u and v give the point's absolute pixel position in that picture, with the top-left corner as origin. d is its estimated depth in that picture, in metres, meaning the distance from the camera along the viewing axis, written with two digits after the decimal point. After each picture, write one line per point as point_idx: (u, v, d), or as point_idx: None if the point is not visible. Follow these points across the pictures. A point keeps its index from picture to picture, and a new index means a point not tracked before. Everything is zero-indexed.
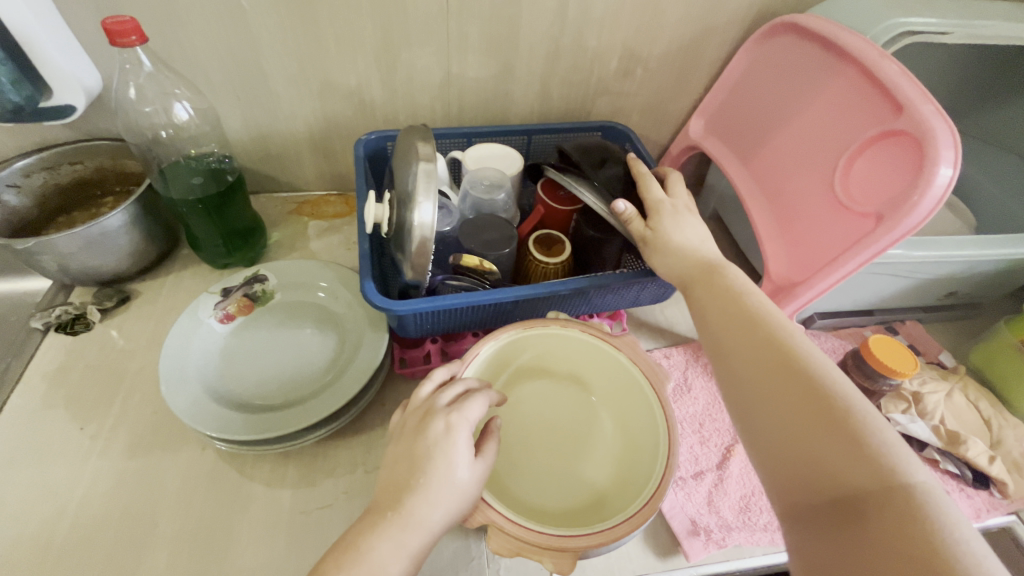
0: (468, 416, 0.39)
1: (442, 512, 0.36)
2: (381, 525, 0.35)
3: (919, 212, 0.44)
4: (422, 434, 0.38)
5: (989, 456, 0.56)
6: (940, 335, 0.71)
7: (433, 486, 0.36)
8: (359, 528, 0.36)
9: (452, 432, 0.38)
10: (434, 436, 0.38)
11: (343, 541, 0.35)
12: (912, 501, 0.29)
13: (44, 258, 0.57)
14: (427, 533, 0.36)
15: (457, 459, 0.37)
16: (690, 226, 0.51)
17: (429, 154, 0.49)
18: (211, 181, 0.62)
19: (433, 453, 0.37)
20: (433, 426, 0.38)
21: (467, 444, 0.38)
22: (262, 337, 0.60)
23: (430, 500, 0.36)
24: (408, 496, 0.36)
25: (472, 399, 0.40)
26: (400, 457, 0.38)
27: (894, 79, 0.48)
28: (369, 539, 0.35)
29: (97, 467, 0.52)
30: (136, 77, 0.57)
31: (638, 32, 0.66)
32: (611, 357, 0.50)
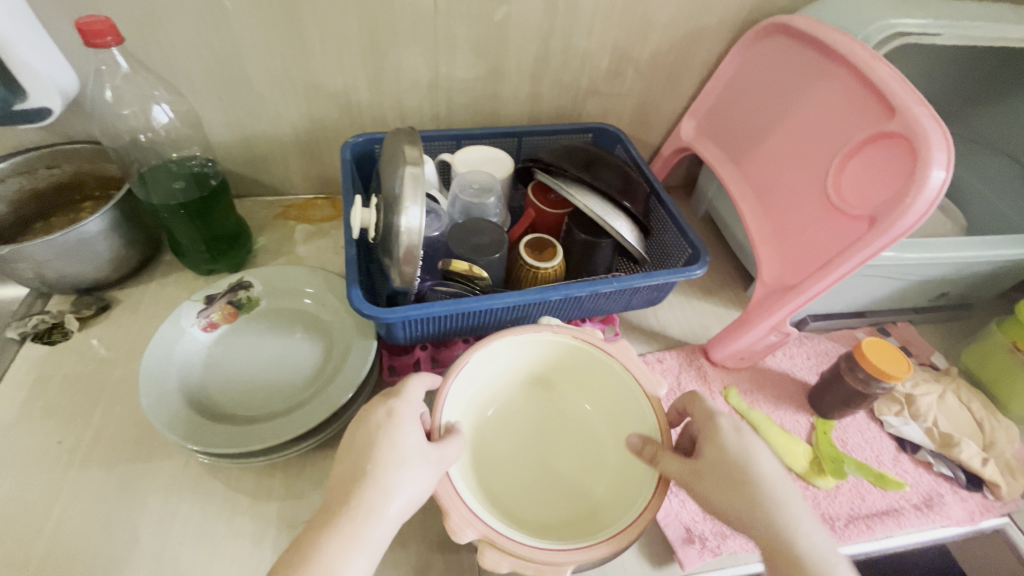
0: (409, 400, 0.42)
1: (397, 500, 0.37)
2: (334, 520, 0.36)
3: (913, 215, 0.44)
4: (366, 421, 0.40)
5: (982, 458, 0.55)
6: (932, 336, 0.71)
7: (382, 471, 0.37)
8: (315, 527, 0.36)
9: (393, 415, 0.40)
10: (377, 422, 0.40)
11: (299, 541, 0.36)
12: None
13: (19, 266, 0.55)
14: (383, 521, 0.36)
15: (405, 442, 0.39)
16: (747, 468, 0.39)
17: (416, 158, 0.48)
18: (193, 185, 0.60)
19: (382, 441, 0.39)
20: (374, 414, 0.41)
21: (410, 424, 0.40)
22: (246, 345, 0.58)
23: (381, 486, 0.37)
24: (358, 486, 0.37)
25: (412, 384, 0.43)
26: (350, 449, 0.39)
27: (885, 81, 0.48)
28: (323, 537, 0.35)
29: (75, 481, 0.50)
30: (112, 78, 0.56)
31: (629, 33, 0.66)
32: (604, 364, 0.49)
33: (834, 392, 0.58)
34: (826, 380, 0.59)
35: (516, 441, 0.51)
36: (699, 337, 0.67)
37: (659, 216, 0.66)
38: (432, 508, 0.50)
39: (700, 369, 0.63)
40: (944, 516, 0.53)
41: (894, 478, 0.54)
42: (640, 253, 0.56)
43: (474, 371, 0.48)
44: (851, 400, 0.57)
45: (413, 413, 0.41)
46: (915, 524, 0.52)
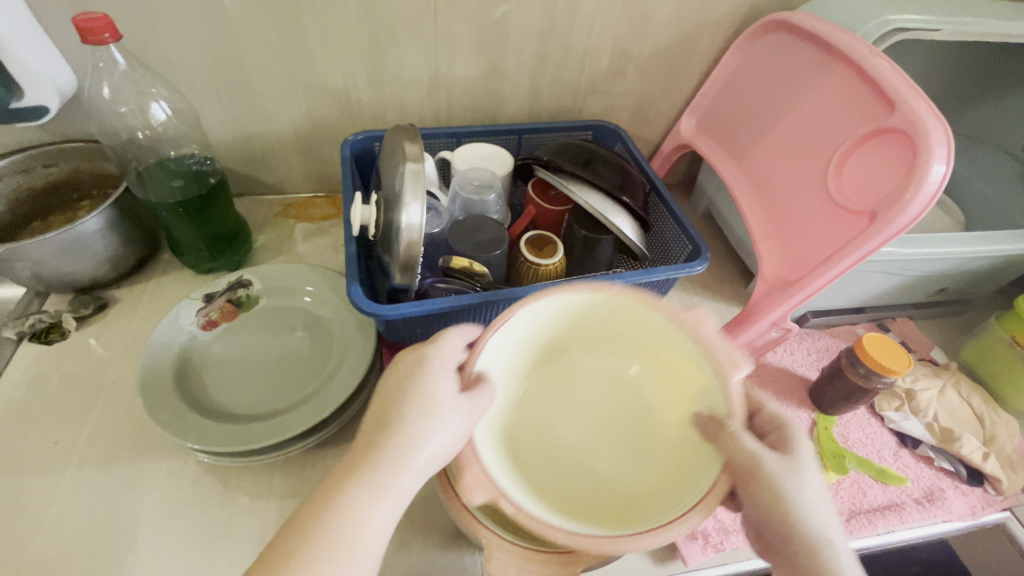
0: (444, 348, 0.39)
1: (424, 451, 0.34)
2: (357, 468, 0.33)
3: (913, 210, 0.44)
4: (396, 368, 0.38)
5: (983, 452, 0.56)
6: (931, 332, 0.71)
7: (410, 419, 0.35)
8: (337, 476, 0.33)
9: (426, 362, 0.38)
10: (409, 368, 0.38)
11: (318, 492, 0.32)
12: None
13: (16, 264, 0.54)
14: (412, 472, 0.34)
15: (437, 393, 0.36)
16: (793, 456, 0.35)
17: (417, 154, 0.48)
18: (192, 183, 0.60)
19: (416, 389, 0.36)
20: (405, 362, 0.38)
21: (444, 374, 0.37)
22: (246, 344, 0.58)
23: (409, 435, 0.34)
24: (385, 435, 0.34)
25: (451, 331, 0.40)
26: (382, 394, 0.37)
27: (886, 76, 0.48)
28: (347, 486, 0.32)
29: (73, 480, 0.50)
30: (110, 75, 0.55)
31: (629, 31, 0.66)
32: (670, 331, 0.41)
33: (834, 388, 0.58)
34: (826, 375, 0.59)
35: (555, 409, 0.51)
36: None
37: (659, 213, 0.66)
38: (434, 505, 0.50)
39: None
40: (946, 511, 0.53)
41: (894, 473, 0.54)
42: (641, 249, 0.56)
43: (507, 343, 0.42)
44: (853, 396, 0.57)
45: (447, 363, 0.38)
46: (917, 519, 0.52)
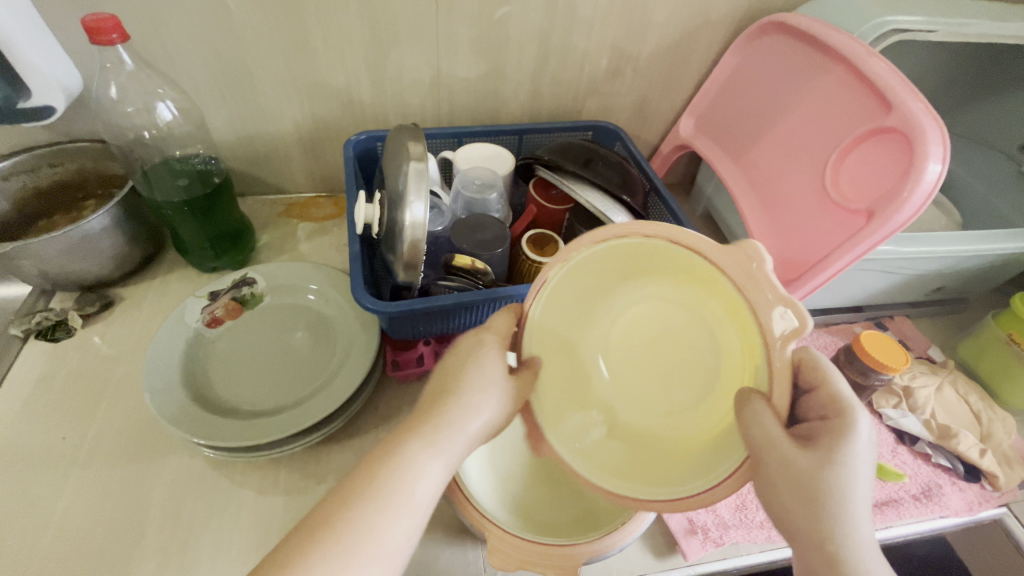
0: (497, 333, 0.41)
1: (477, 419, 0.37)
2: (416, 429, 0.35)
3: (909, 209, 0.44)
4: (455, 349, 0.40)
5: (980, 448, 0.56)
6: (928, 330, 0.71)
7: (468, 390, 0.37)
8: (397, 434, 0.35)
9: (482, 344, 0.40)
10: (467, 349, 0.40)
11: (380, 447, 0.34)
12: None
13: (23, 262, 0.55)
14: (464, 437, 0.36)
15: (492, 368, 0.39)
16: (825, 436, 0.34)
17: (420, 153, 0.48)
18: (197, 183, 0.60)
19: (473, 364, 0.39)
20: (464, 343, 0.41)
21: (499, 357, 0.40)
22: (250, 342, 0.58)
23: (467, 404, 0.37)
24: (441, 402, 0.37)
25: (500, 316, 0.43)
26: (440, 371, 0.39)
27: (882, 77, 0.49)
28: (406, 442, 0.34)
29: (80, 476, 0.50)
30: (117, 75, 0.56)
31: (628, 32, 0.67)
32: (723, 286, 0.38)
33: None
34: None
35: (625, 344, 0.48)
36: None
37: (659, 213, 0.67)
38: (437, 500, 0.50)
39: None
40: (943, 506, 0.53)
41: (891, 469, 0.55)
42: None
43: (558, 294, 0.43)
44: (850, 393, 0.58)
45: (500, 342, 0.40)
46: (914, 514, 0.52)
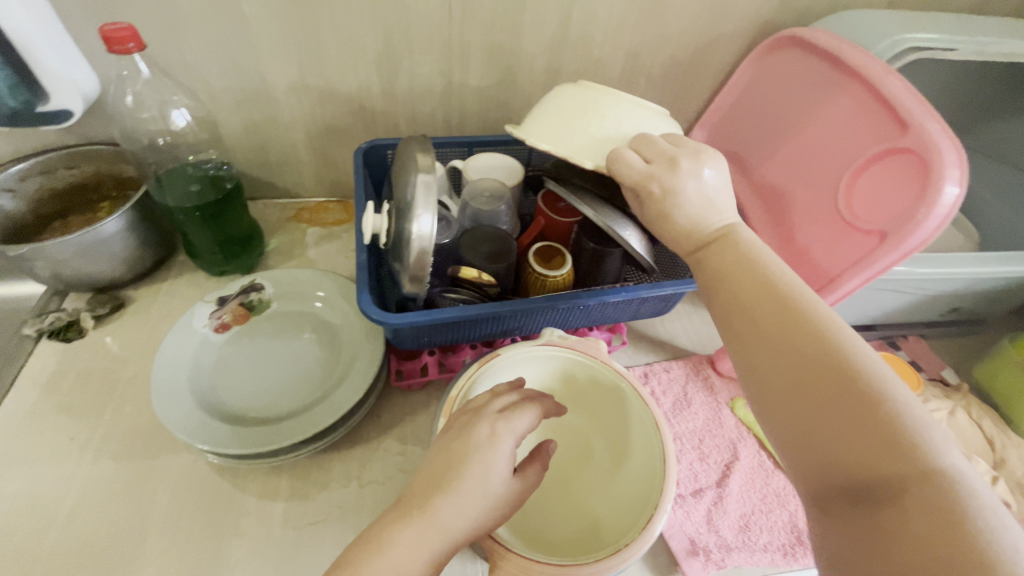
0: (514, 427, 0.38)
1: (469, 521, 0.34)
2: (408, 525, 0.33)
3: (923, 232, 0.44)
4: (466, 434, 0.37)
5: (993, 476, 0.55)
6: (942, 352, 0.70)
7: (466, 490, 0.34)
8: (384, 528, 0.33)
9: (495, 438, 0.37)
10: (476, 440, 0.37)
11: (363, 543, 0.32)
12: (885, 417, 0.29)
13: (37, 264, 0.56)
14: (454, 534, 0.33)
15: (496, 466, 0.36)
16: (696, 193, 0.41)
17: (429, 165, 0.48)
18: (209, 188, 0.61)
19: (477, 465, 0.35)
20: (476, 431, 0.37)
21: (508, 454, 0.37)
22: (256, 347, 0.59)
23: (464, 506, 0.34)
24: (434, 494, 0.34)
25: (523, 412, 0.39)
26: (443, 455, 0.37)
27: (899, 96, 0.48)
28: (391, 534, 0.32)
29: (87, 474, 0.51)
30: (134, 84, 0.58)
31: (642, 43, 0.66)
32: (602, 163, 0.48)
33: None
34: None
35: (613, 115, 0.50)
36: (706, 347, 0.67)
37: None
38: None
39: (707, 379, 0.63)
40: None
41: None
42: (650, 263, 0.55)
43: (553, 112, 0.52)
44: None
45: (513, 444, 0.38)
46: None
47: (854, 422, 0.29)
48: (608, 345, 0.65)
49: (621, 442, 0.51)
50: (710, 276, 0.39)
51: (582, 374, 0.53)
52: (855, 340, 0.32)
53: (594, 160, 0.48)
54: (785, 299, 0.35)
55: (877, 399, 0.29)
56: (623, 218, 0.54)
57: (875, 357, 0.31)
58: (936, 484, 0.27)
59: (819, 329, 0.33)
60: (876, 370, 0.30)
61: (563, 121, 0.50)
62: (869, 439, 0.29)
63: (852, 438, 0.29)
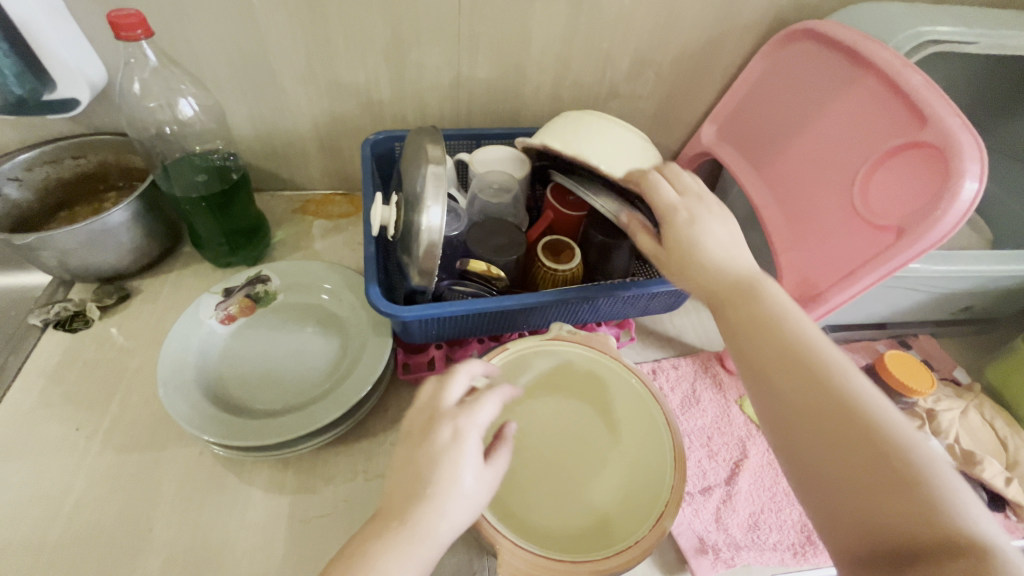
0: (476, 421, 0.38)
1: (450, 524, 0.34)
2: (388, 537, 0.33)
3: (941, 228, 0.43)
4: (428, 440, 0.36)
5: (1006, 477, 0.54)
6: (954, 351, 0.69)
7: (440, 495, 0.34)
8: (359, 546, 0.33)
9: (460, 439, 0.36)
10: (441, 443, 0.36)
11: (347, 555, 0.33)
12: (916, 484, 0.29)
13: (44, 253, 0.56)
14: (435, 544, 0.34)
15: (466, 466, 0.36)
16: (718, 226, 0.44)
17: (439, 157, 0.48)
18: (216, 179, 0.61)
19: (447, 468, 0.35)
20: (438, 436, 0.36)
21: (474, 451, 0.36)
22: (262, 339, 0.58)
23: (441, 511, 0.34)
24: (411, 508, 0.34)
25: (483, 401, 0.38)
26: (408, 464, 0.36)
27: (917, 90, 0.47)
28: (370, 550, 0.33)
29: (93, 465, 0.51)
30: (141, 71, 0.56)
31: (653, 36, 0.65)
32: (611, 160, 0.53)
33: None
34: None
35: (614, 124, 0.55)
36: (714, 344, 0.67)
37: None
38: None
39: (716, 376, 0.62)
40: None
41: None
42: None
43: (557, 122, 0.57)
44: None
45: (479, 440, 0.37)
46: None
47: (882, 485, 0.29)
48: (617, 341, 0.64)
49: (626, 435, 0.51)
50: (744, 335, 0.39)
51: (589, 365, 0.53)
52: (884, 406, 0.32)
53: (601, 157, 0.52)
54: (806, 355, 0.35)
55: (909, 470, 0.29)
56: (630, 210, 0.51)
57: (888, 405, 0.32)
58: (976, 554, 0.26)
59: (840, 386, 0.33)
60: (903, 432, 0.31)
61: (574, 129, 0.54)
62: (897, 503, 0.28)
63: (888, 508, 0.29)
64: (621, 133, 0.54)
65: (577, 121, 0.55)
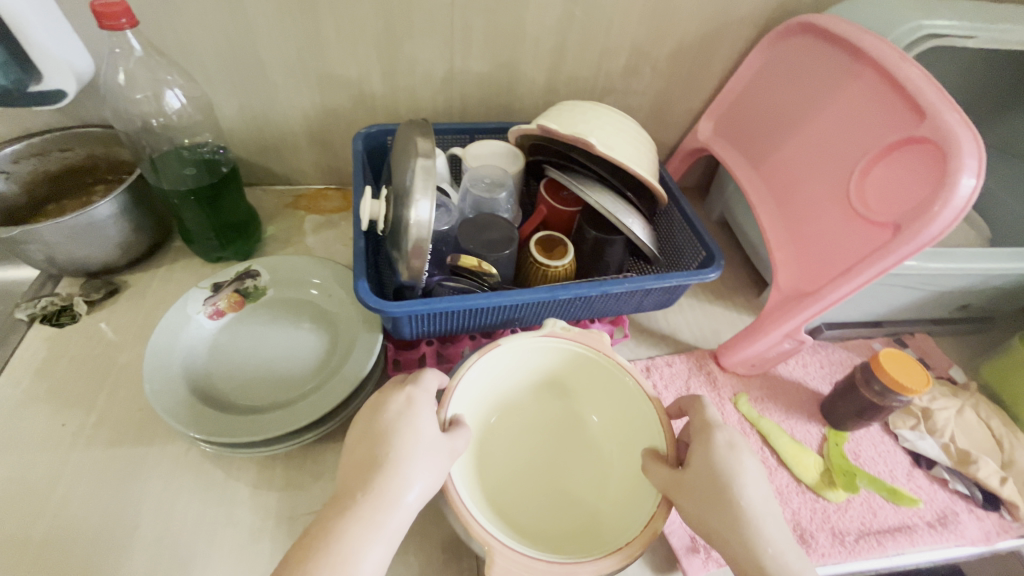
0: (425, 390, 0.43)
1: (413, 490, 0.37)
2: (352, 507, 0.36)
3: (938, 225, 0.42)
4: (383, 411, 0.40)
5: (1001, 477, 0.54)
6: (950, 349, 0.69)
7: (401, 461, 0.38)
8: (325, 520, 0.35)
9: (411, 405, 0.41)
10: (395, 411, 0.41)
11: (313, 530, 0.35)
12: None
13: (30, 247, 0.55)
14: (400, 510, 0.36)
15: (422, 431, 0.40)
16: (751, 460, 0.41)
17: (428, 150, 0.47)
18: (204, 172, 0.60)
19: (405, 431, 0.39)
20: (392, 406, 0.41)
21: (427, 415, 0.41)
22: (252, 334, 0.58)
23: (402, 476, 0.37)
24: (376, 475, 0.37)
25: (426, 373, 0.44)
26: (368, 438, 0.39)
27: (916, 84, 0.46)
28: (335, 524, 0.35)
29: (78, 462, 0.50)
30: (127, 62, 0.55)
31: (649, 29, 0.64)
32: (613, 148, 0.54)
33: (848, 404, 0.57)
34: (838, 391, 0.58)
35: (613, 118, 0.57)
36: (709, 342, 0.66)
37: (673, 219, 0.65)
38: (433, 511, 0.49)
39: (710, 374, 0.62)
40: (959, 535, 0.51)
41: (906, 494, 0.53)
42: (653, 251, 0.54)
43: (557, 111, 0.58)
44: (865, 413, 0.55)
45: (430, 401, 0.42)
46: (928, 542, 0.50)
47: None
48: (610, 338, 0.64)
49: (622, 431, 0.50)
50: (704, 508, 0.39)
51: (579, 362, 0.51)
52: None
53: (601, 141, 0.54)
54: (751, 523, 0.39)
55: None
56: (626, 207, 0.54)
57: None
58: None
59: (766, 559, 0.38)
60: None
61: (574, 117, 0.56)
62: None
63: None
64: (620, 125, 0.56)
65: (577, 111, 0.56)
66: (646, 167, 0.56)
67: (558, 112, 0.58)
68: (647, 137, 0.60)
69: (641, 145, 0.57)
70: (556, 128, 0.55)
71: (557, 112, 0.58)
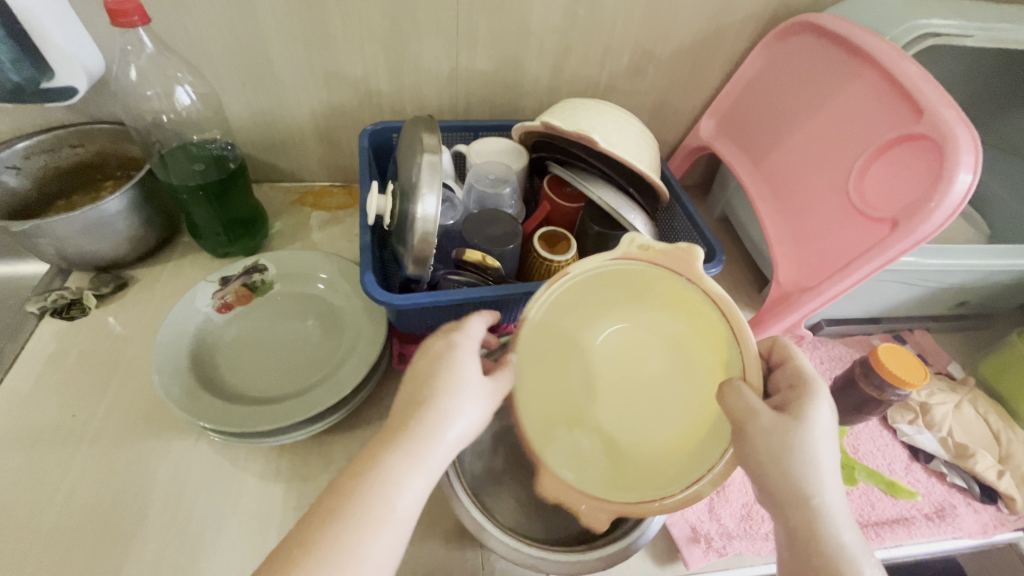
0: (470, 334, 0.41)
1: (455, 427, 0.36)
2: (394, 441, 0.35)
3: (934, 221, 0.43)
4: (425, 352, 0.39)
5: (998, 470, 0.54)
6: (949, 346, 0.70)
7: (443, 397, 0.37)
8: (363, 458, 0.35)
9: (454, 348, 0.39)
10: (436, 352, 0.39)
11: (355, 465, 0.35)
12: None
13: (41, 241, 0.56)
14: (441, 445, 0.36)
15: (465, 372, 0.38)
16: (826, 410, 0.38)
17: (434, 146, 0.48)
18: (213, 168, 0.61)
19: (446, 373, 0.38)
20: (433, 346, 0.39)
21: (470, 357, 0.39)
22: (259, 328, 0.59)
23: (442, 412, 0.36)
24: (419, 410, 0.36)
25: (473, 319, 0.42)
26: (411, 378, 0.38)
27: (915, 82, 0.47)
28: (378, 457, 0.35)
29: (88, 452, 0.51)
30: (137, 58, 0.56)
31: (652, 29, 0.65)
32: (616, 145, 0.55)
33: (847, 397, 0.57)
34: (838, 385, 0.58)
35: (616, 114, 0.58)
36: None
37: (674, 215, 0.66)
38: (438, 502, 0.50)
39: None
40: (956, 527, 0.52)
41: (903, 487, 0.54)
42: None
43: (560, 108, 0.59)
44: (865, 407, 0.56)
45: (473, 349, 0.40)
46: (926, 534, 0.51)
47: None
48: None
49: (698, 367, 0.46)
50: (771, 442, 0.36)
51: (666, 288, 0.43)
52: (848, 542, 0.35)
53: (603, 138, 0.54)
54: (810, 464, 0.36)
55: None
56: (628, 202, 0.55)
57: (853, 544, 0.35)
58: None
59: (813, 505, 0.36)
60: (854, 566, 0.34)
61: (576, 114, 0.56)
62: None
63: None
64: (623, 121, 0.57)
65: (580, 108, 0.57)
66: (649, 163, 0.57)
67: (562, 109, 0.58)
68: (650, 134, 0.60)
69: (643, 142, 0.58)
70: (559, 125, 0.55)
71: (561, 110, 0.59)
